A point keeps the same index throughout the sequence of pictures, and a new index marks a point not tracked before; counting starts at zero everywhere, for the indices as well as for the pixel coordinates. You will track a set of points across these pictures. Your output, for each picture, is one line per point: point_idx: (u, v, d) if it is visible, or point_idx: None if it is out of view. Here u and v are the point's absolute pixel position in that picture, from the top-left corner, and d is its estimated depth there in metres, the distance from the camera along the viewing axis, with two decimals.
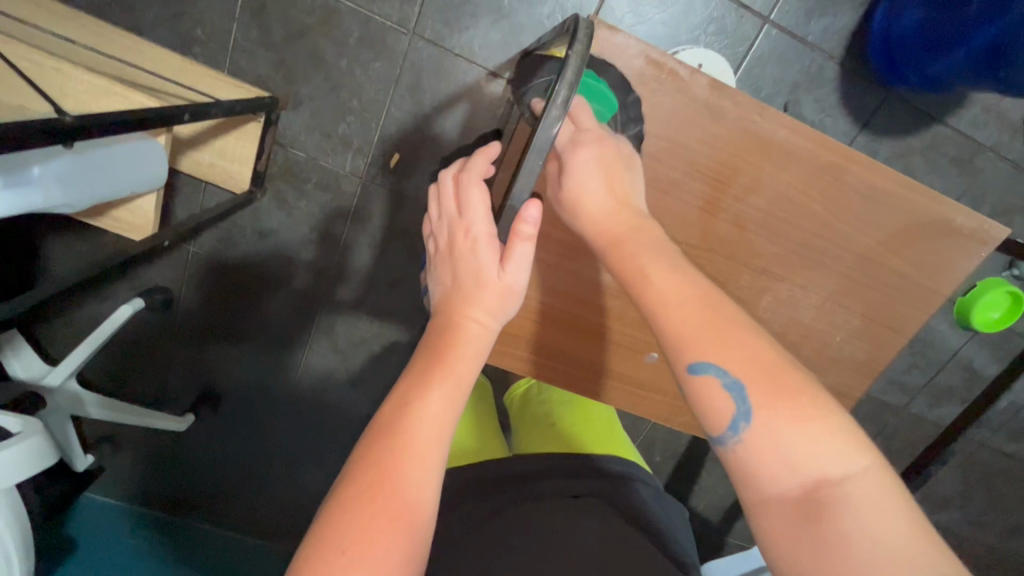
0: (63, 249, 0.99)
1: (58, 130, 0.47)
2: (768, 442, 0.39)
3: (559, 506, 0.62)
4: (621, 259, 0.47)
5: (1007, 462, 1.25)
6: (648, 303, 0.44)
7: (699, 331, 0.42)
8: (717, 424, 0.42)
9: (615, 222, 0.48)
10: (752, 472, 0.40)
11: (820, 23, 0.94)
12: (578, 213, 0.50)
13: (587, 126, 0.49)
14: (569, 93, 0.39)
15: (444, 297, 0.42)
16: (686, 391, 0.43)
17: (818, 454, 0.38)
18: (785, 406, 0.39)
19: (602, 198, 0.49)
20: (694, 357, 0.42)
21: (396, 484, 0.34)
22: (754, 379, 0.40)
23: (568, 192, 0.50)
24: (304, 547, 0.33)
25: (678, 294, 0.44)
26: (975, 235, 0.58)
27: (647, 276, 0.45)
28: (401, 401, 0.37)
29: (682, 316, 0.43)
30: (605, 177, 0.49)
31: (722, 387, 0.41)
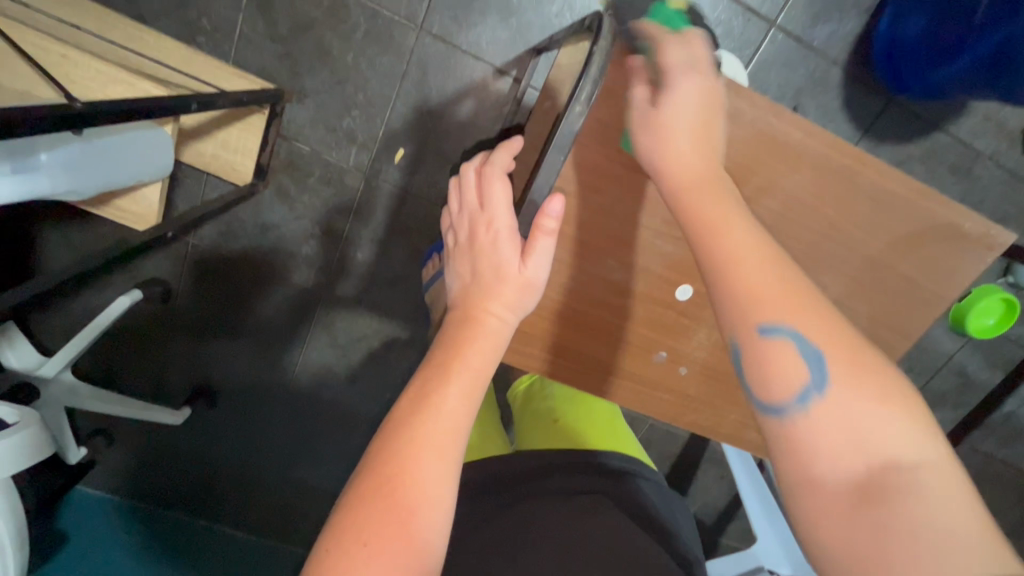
0: (61, 239, 0.97)
1: (68, 116, 0.47)
2: (837, 415, 0.39)
3: (563, 502, 0.62)
4: (695, 219, 0.44)
5: (998, 466, 1.26)
6: (715, 263, 0.43)
7: (775, 295, 0.41)
8: (778, 394, 0.41)
9: (690, 177, 0.46)
10: (811, 449, 0.39)
11: (825, 29, 0.95)
12: (656, 152, 0.47)
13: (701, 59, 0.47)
14: (593, 89, 0.41)
15: (462, 291, 0.41)
16: (749, 356, 0.42)
17: (882, 434, 0.38)
18: (862, 379, 0.39)
19: (686, 143, 0.46)
20: (765, 320, 0.41)
21: (416, 477, 0.34)
22: (829, 348, 0.40)
23: (654, 122, 0.46)
24: (324, 537, 0.34)
25: (754, 257, 0.42)
26: (982, 240, 0.59)
27: (720, 239, 0.43)
28: (420, 393, 0.37)
29: (756, 279, 0.42)
30: (699, 118, 0.46)
31: (799, 353, 0.40)
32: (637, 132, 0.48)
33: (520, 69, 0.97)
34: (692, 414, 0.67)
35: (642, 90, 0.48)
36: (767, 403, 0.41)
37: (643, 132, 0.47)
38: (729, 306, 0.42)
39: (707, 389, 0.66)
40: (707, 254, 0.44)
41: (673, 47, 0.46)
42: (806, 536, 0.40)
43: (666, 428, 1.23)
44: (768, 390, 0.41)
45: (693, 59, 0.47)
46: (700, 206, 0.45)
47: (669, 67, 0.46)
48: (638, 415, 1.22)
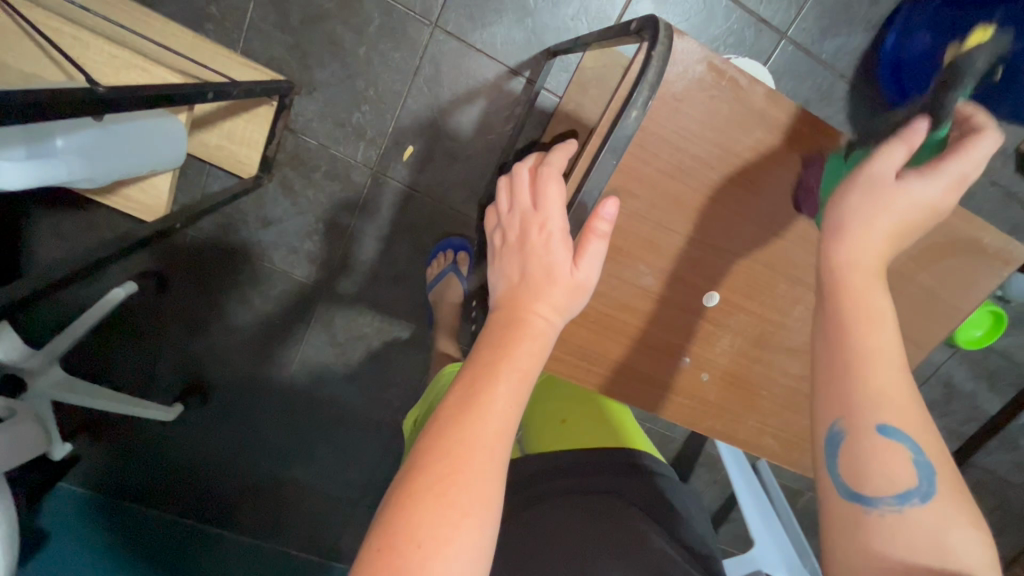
0: (52, 228, 0.94)
1: (91, 101, 0.45)
2: (927, 523, 0.38)
3: (583, 504, 0.62)
4: (848, 304, 0.44)
5: (978, 474, 1.30)
6: (846, 359, 0.42)
7: (902, 399, 0.41)
8: (867, 484, 0.40)
9: (865, 266, 0.45)
10: (885, 538, 0.38)
11: (834, 43, 0.96)
12: (860, 216, 0.45)
13: (953, 169, 0.45)
14: (650, 94, 0.43)
15: (509, 291, 0.41)
16: (852, 445, 0.41)
17: (961, 548, 0.37)
18: (958, 498, 0.39)
19: (881, 235, 0.45)
20: (888, 419, 0.40)
21: (468, 479, 0.34)
22: (936, 460, 0.40)
23: (881, 194, 0.45)
24: (373, 537, 0.33)
25: (884, 355, 0.42)
26: (999, 255, 0.61)
27: (860, 333, 0.43)
28: (467, 393, 0.36)
29: (887, 379, 0.42)
30: (914, 220, 0.46)
31: (910, 459, 0.40)
32: (859, 184, 0.46)
33: (533, 70, 0.96)
34: (711, 419, 0.62)
35: (900, 154, 0.46)
36: (851, 490, 0.41)
37: (863, 189, 0.46)
38: (849, 390, 0.42)
39: (728, 393, 0.62)
40: (844, 339, 0.43)
41: (968, 157, 0.44)
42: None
43: (663, 430, 1.24)
44: (853, 477, 0.41)
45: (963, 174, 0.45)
46: (862, 291, 0.44)
47: (946, 167, 0.45)
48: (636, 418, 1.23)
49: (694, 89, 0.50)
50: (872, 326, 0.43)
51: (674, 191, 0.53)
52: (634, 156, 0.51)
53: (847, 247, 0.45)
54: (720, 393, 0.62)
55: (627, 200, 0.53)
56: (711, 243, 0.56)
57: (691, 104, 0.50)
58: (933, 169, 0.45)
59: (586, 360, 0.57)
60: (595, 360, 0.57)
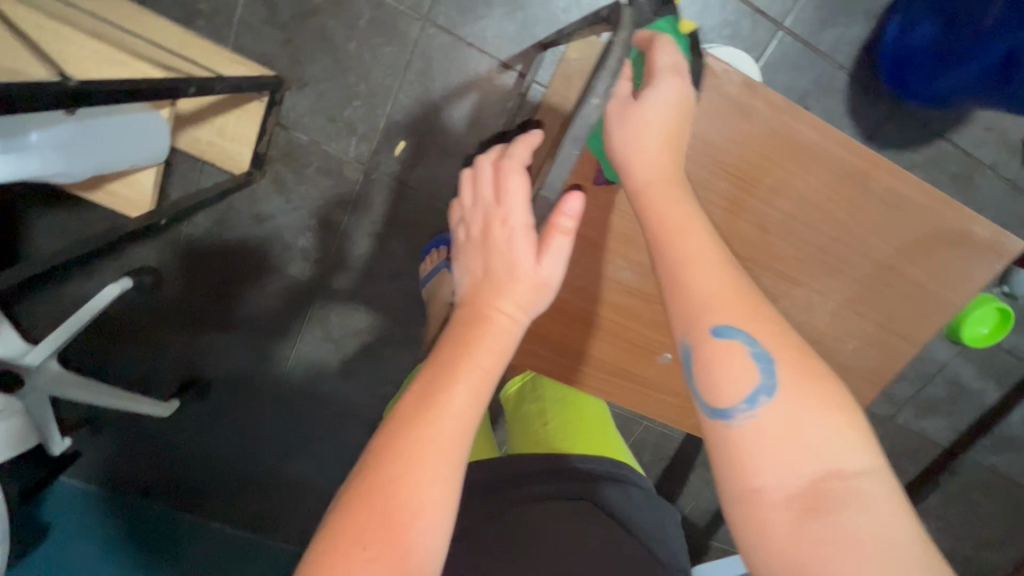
0: (51, 225, 0.95)
1: (64, 95, 0.45)
2: (782, 422, 0.38)
3: (556, 509, 0.61)
4: (655, 223, 0.44)
5: (985, 475, 1.27)
6: (674, 272, 0.42)
7: (731, 298, 0.41)
8: (721, 396, 0.40)
9: (659, 187, 0.45)
10: (754, 453, 0.38)
11: (832, 33, 0.94)
12: (628, 145, 0.46)
13: (668, 58, 0.46)
14: (611, 81, 0.41)
15: (473, 288, 0.40)
16: (700, 362, 0.41)
17: (820, 441, 0.37)
18: (810, 380, 0.39)
19: (656, 147, 0.45)
20: (719, 321, 0.41)
21: (418, 480, 0.34)
22: (778, 351, 0.40)
23: (625, 114, 0.45)
24: (320, 539, 0.33)
25: (702, 257, 0.42)
26: (993, 247, 0.59)
27: (682, 241, 0.43)
28: (424, 393, 0.36)
29: (712, 283, 0.42)
30: (679, 118, 0.46)
31: (749, 356, 0.40)
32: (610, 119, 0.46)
33: (525, 64, 0.95)
34: (694, 417, 0.63)
35: (623, 80, 0.47)
36: (714, 410, 0.41)
37: (613, 121, 0.46)
38: (682, 308, 0.42)
39: None
40: (660, 259, 0.43)
41: (666, 48, 0.46)
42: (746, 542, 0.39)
43: (661, 430, 1.23)
44: (709, 393, 0.41)
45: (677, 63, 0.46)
46: (663, 205, 0.45)
47: (660, 65, 0.46)
48: (632, 417, 1.22)
49: None
50: (693, 233, 0.43)
51: None
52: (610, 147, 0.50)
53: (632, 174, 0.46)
54: None
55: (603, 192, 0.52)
56: None
57: None
58: (653, 73, 0.46)
59: (563, 355, 0.58)
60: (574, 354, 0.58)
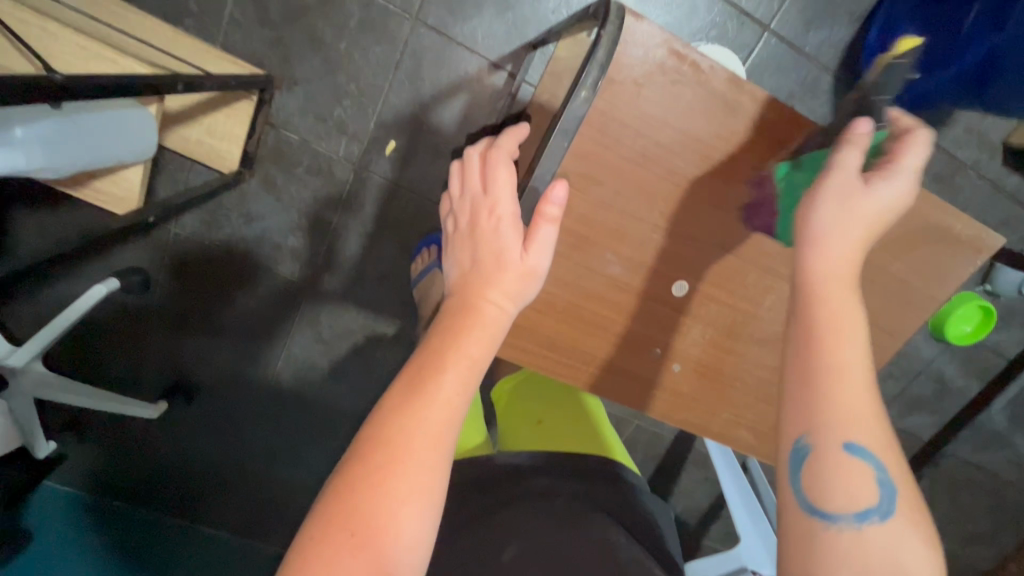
0: (35, 224, 0.94)
1: (49, 89, 0.45)
2: (883, 541, 0.39)
3: (546, 506, 0.62)
4: (817, 324, 0.43)
5: (970, 471, 1.29)
6: (813, 376, 0.42)
7: (870, 419, 0.41)
8: (832, 500, 0.40)
9: (836, 284, 0.44)
10: (841, 559, 0.39)
11: (817, 35, 0.96)
12: (827, 228, 0.45)
13: (901, 164, 0.46)
14: (599, 74, 0.45)
15: (461, 277, 0.41)
16: (819, 461, 0.41)
17: (916, 569, 0.38)
18: (916, 519, 0.40)
19: (848, 246, 0.45)
20: (856, 437, 0.41)
21: (407, 468, 0.34)
22: (900, 478, 0.41)
23: (842, 205, 0.45)
24: (308, 527, 0.33)
25: (855, 375, 0.42)
26: (971, 243, 0.60)
27: (836, 347, 0.42)
28: (413, 382, 0.36)
29: (857, 397, 0.42)
30: (880, 224, 0.46)
31: (874, 479, 0.40)
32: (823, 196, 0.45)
33: (515, 64, 0.96)
34: (683, 412, 0.62)
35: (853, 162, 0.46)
36: (821, 508, 0.41)
37: (827, 197, 0.45)
38: (813, 408, 0.41)
39: (702, 385, 0.62)
40: (804, 357, 0.43)
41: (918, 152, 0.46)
42: None
43: (651, 429, 1.23)
44: (815, 493, 0.41)
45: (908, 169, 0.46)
46: (835, 306, 0.44)
47: (898, 165, 0.46)
48: (624, 415, 1.22)
49: (657, 74, 0.50)
50: (844, 343, 0.42)
51: (637, 177, 0.53)
52: (596, 142, 0.51)
53: (819, 260, 0.45)
54: (693, 383, 0.62)
55: (590, 187, 0.53)
56: (681, 233, 0.56)
57: (651, 89, 0.50)
58: (890, 170, 0.46)
59: (555, 352, 0.58)
60: (563, 350, 0.58)
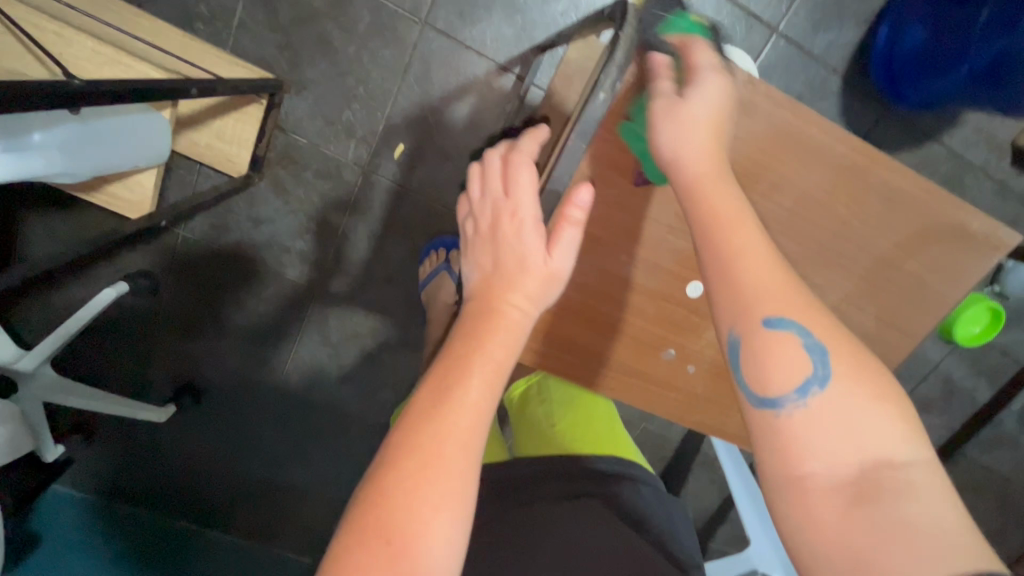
0: (46, 229, 0.94)
1: (69, 95, 0.45)
2: (835, 410, 0.39)
3: (564, 509, 0.61)
4: (703, 217, 0.43)
5: (980, 473, 1.29)
6: (720, 263, 0.42)
7: (779, 291, 0.42)
8: (773, 386, 0.41)
9: (707, 181, 0.44)
10: (801, 441, 0.39)
11: (825, 37, 0.96)
12: (675, 143, 0.44)
13: (705, 59, 0.46)
14: (618, 75, 0.43)
15: (482, 281, 0.41)
16: (748, 349, 0.41)
17: (875, 430, 0.38)
18: (862, 377, 0.40)
19: (702, 143, 0.44)
20: (771, 312, 0.41)
21: (437, 474, 0.35)
22: (830, 343, 0.41)
23: (674, 115, 0.44)
24: (341, 534, 0.34)
25: (752, 255, 0.42)
26: (988, 241, 0.60)
27: (733, 234, 0.43)
28: (439, 387, 0.37)
29: (761, 271, 0.42)
30: (719, 117, 0.45)
31: (802, 345, 0.40)
32: (658, 120, 0.44)
33: (523, 67, 0.96)
34: (699, 413, 0.63)
35: (663, 82, 0.45)
36: (764, 398, 0.41)
37: (659, 122, 0.45)
38: (732, 296, 0.42)
39: (716, 385, 0.62)
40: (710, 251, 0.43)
41: (705, 50, 0.46)
42: (794, 542, 0.38)
43: (660, 431, 1.23)
44: (758, 383, 0.41)
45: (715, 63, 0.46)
46: (713, 202, 0.43)
47: (698, 63, 0.46)
48: (632, 418, 1.22)
49: None
50: (739, 227, 0.43)
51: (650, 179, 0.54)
52: (612, 144, 0.52)
53: (680, 169, 0.44)
54: (707, 384, 0.62)
55: (604, 187, 0.53)
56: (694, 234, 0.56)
57: None
58: (696, 71, 0.45)
59: (570, 353, 0.58)
60: (578, 351, 0.58)
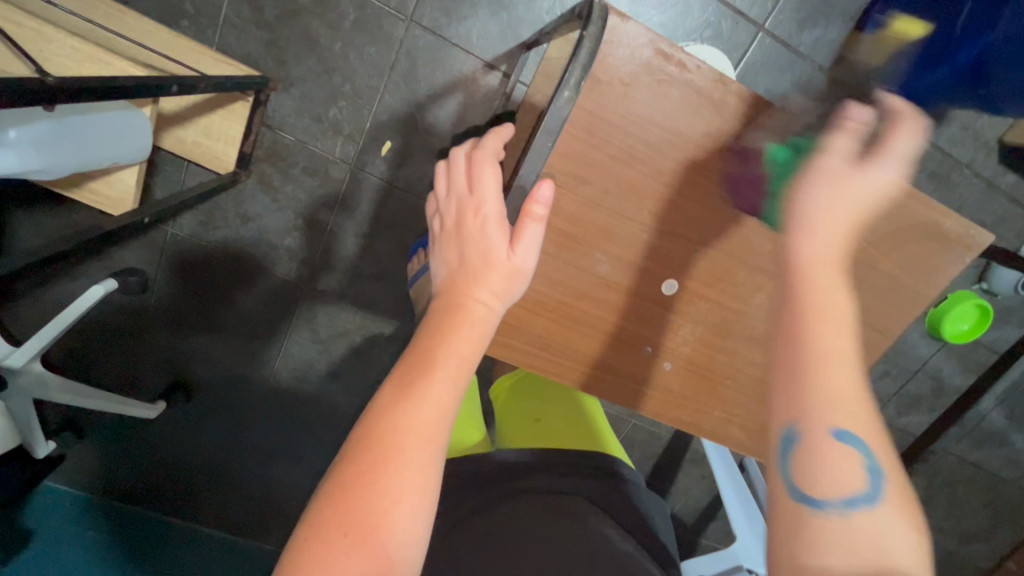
0: (33, 225, 0.94)
1: (43, 92, 0.45)
2: (873, 529, 0.37)
3: (543, 503, 0.62)
4: (795, 307, 0.42)
5: (967, 469, 1.29)
6: (798, 354, 0.40)
7: (857, 404, 0.40)
8: (819, 487, 0.39)
9: (814, 265, 0.43)
10: (825, 541, 0.37)
11: (811, 35, 0.96)
12: (816, 209, 0.44)
13: (898, 148, 0.45)
14: (581, 75, 0.46)
15: (449, 277, 0.42)
16: (807, 443, 0.39)
17: (904, 558, 0.36)
18: (907, 513, 0.39)
19: (837, 224, 0.44)
20: (842, 422, 0.39)
21: (398, 467, 0.35)
22: (889, 470, 0.39)
23: (836, 185, 0.44)
24: (301, 529, 0.34)
25: (834, 361, 0.40)
26: (961, 240, 0.61)
27: (824, 330, 0.41)
28: (404, 382, 0.37)
29: (841, 379, 0.40)
30: (871, 206, 0.44)
31: (862, 463, 0.39)
32: (814, 180, 0.45)
33: (509, 64, 0.96)
34: (674, 409, 0.63)
35: (841, 143, 0.45)
36: (808, 498, 0.39)
37: (816, 178, 0.45)
38: (799, 392, 0.40)
39: (691, 382, 0.63)
40: (789, 340, 0.41)
41: (906, 136, 0.45)
42: None
43: (649, 427, 1.23)
44: (804, 479, 0.39)
45: (906, 154, 0.45)
46: (822, 290, 0.42)
47: (892, 149, 0.45)
48: (620, 414, 1.22)
49: (643, 74, 0.51)
50: (833, 326, 0.41)
51: (624, 178, 0.54)
52: (585, 143, 0.52)
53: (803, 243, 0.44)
54: (683, 381, 0.63)
55: (578, 186, 0.53)
56: (669, 232, 0.57)
57: (638, 89, 0.51)
58: (882, 151, 0.45)
59: (548, 350, 0.59)
60: (555, 348, 0.59)
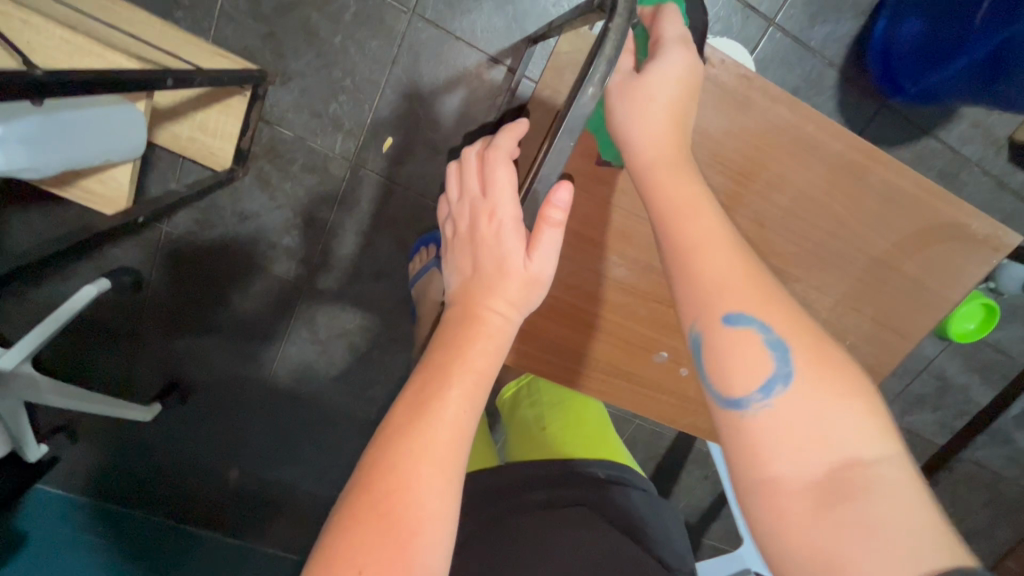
0: (23, 224, 0.91)
1: (29, 87, 0.42)
2: (795, 408, 0.39)
3: (558, 515, 0.60)
4: (663, 209, 0.45)
5: (970, 469, 1.29)
6: (678, 255, 0.44)
7: (738, 283, 0.42)
8: (736, 387, 0.41)
9: (665, 167, 0.47)
10: (765, 443, 0.39)
11: (822, 29, 0.94)
12: (631, 120, 0.48)
13: (669, 32, 0.48)
14: (608, 70, 0.40)
15: (463, 285, 0.41)
16: (709, 344, 0.42)
17: (843, 428, 0.38)
18: (829, 374, 0.39)
19: (660, 125, 0.47)
20: (729, 307, 0.42)
21: (415, 495, 0.33)
22: (795, 339, 0.41)
23: (632, 92, 0.47)
24: (313, 565, 0.32)
25: (708, 246, 0.43)
26: (989, 241, 0.60)
27: (684, 226, 0.44)
28: (417, 403, 0.36)
29: (719, 267, 0.43)
30: (680, 89, 0.47)
31: (760, 339, 0.41)
32: (617, 99, 0.48)
33: (514, 58, 0.94)
34: (689, 416, 0.64)
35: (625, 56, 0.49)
36: (730, 399, 0.41)
37: (621, 96, 0.48)
38: (692, 294, 0.43)
39: (707, 389, 0.63)
40: (671, 245, 0.44)
41: (670, 24, 0.48)
42: (770, 553, 0.38)
43: (653, 428, 1.22)
44: (722, 382, 0.42)
45: (678, 36, 0.48)
46: (674, 187, 0.46)
47: (665, 36, 0.48)
48: (624, 415, 1.21)
49: None
50: (690, 219, 0.44)
51: None
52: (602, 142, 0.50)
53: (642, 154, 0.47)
54: (700, 388, 0.63)
55: None
56: None
57: None
58: (658, 46, 0.48)
59: None
60: None
